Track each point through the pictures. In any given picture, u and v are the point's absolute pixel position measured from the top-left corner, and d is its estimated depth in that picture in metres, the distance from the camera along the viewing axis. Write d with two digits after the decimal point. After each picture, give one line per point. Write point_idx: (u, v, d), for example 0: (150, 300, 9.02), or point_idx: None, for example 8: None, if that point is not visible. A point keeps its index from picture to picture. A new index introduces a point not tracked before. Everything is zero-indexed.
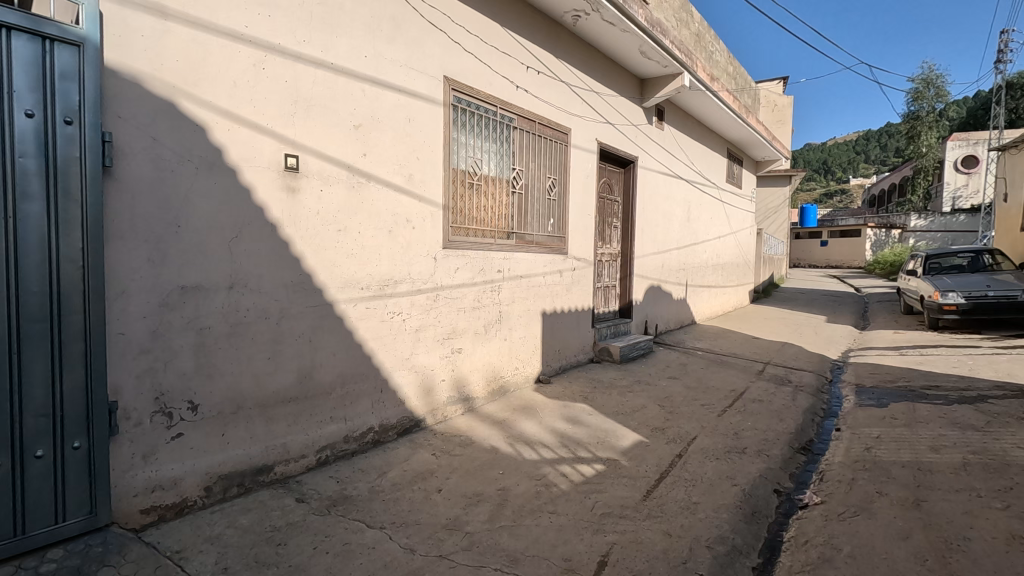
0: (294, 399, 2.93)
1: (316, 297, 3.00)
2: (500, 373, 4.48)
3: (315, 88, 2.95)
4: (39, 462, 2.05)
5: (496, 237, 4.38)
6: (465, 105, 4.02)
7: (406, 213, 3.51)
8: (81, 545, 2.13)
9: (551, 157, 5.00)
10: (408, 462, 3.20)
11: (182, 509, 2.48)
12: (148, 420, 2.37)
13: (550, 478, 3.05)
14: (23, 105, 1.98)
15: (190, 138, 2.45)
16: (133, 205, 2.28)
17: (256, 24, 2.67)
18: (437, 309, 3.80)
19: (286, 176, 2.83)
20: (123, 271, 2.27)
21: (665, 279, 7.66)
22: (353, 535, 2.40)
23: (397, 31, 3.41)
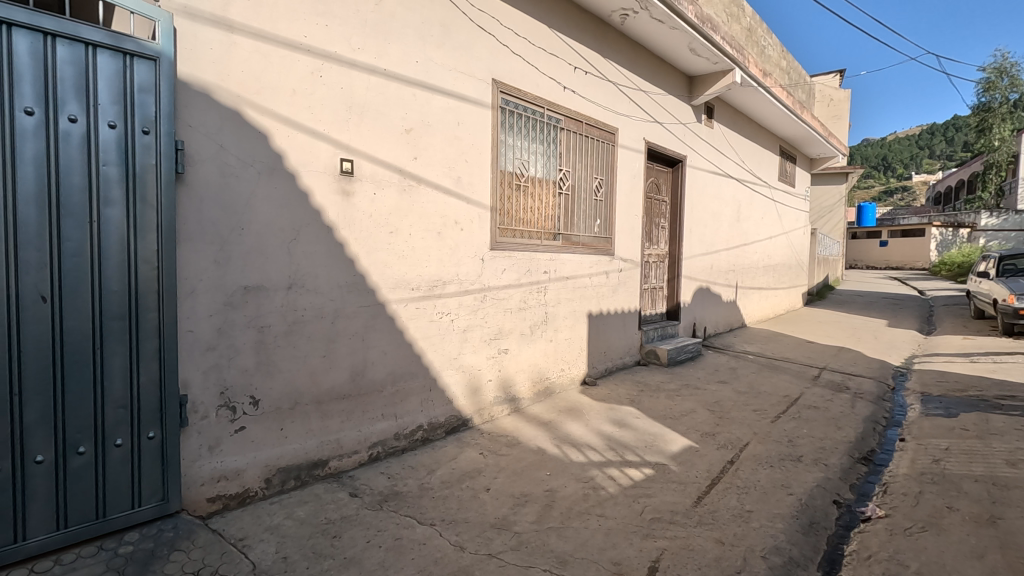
0: (348, 396, 3.02)
1: (369, 297, 3.09)
2: (546, 374, 4.48)
3: (368, 94, 3.03)
4: (118, 450, 2.19)
5: (543, 238, 4.39)
6: (513, 107, 4.04)
7: (455, 215, 3.57)
8: (155, 529, 2.27)
9: (598, 158, 4.97)
10: (456, 460, 3.25)
11: (244, 499, 2.60)
12: (214, 413, 2.49)
13: (597, 481, 3.03)
14: (106, 117, 2.13)
15: (254, 145, 2.56)
16: (202, 209, 2.41)
17: (314, 34, 2.77)
18: (484, 310, 3.83)
19: (341, 180, 2.92)
20: (192, 272, 2.40)
21: (714, 280, 7.47)
22: (404, 530, 2.46)
23: (447, 36, 3.46)
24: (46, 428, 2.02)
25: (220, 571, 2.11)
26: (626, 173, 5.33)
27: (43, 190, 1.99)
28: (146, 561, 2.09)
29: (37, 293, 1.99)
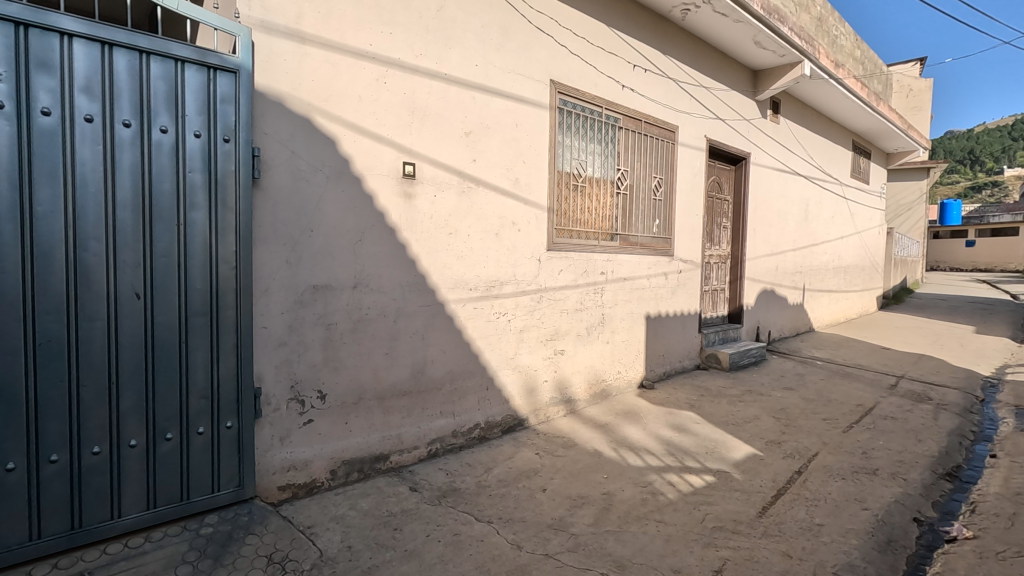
0: (408, 392, 3.11)
1: (428, 297, 3.16)
2: (602, 376, 4.43)
3: (430, 98, 3.11)
4: (200, 438, 2.35)
5: (600, 239, 4.34)
6: (571, 107, 4.03)
7: (512, 216, 3.60)
8: (231, 513, 2.41)
9: (657, 157, 4.87)
10: (513, 459, 3.27)
11: (311, 488, 2.72)
12: (285, 406, 2.62)
13: (656, 486, 2.97)
14: (192, 127, 2.28)
15: (323, 150, 2.68)
16: (276, 212, 2.55)
17: (380, 42, 2.87)
18: (540, 310, 3.84)
19: (404, 183, 3.01)
20: (266, 272, 2.53)
21: (779, 282, 7.16)
22: (463, 526, 2.50)
23: (506, 39, 3.49)
24: (139, 415, 2.19)
25: (290, 555, 2.22)
26: (686, 172, 5.20)
27: (138, 196, 2.16)
28: (224, 542, 2.23)
29: (132, 291, 2.16)
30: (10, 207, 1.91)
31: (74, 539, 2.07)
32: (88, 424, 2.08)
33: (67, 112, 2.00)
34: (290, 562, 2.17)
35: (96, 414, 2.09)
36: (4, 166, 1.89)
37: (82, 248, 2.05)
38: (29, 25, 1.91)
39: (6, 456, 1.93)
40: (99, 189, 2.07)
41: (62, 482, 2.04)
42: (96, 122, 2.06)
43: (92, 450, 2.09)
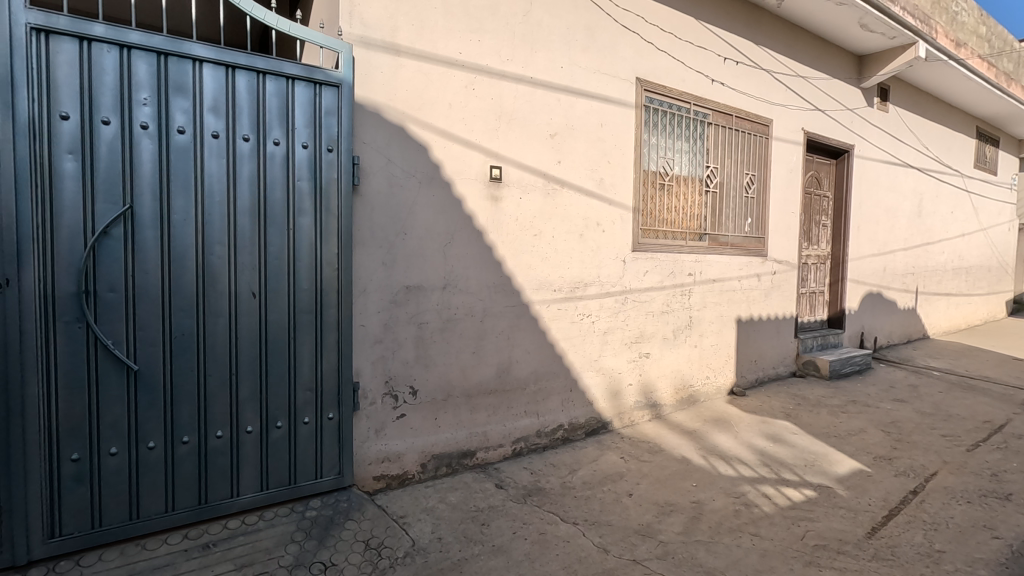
0: (494, 391, 3.17)
1: (514, 298, 3.21)
2: (690, 381, 4.28)
3: (516, 102, 3.16)
4: (306, 426, 2.53)
5: (688, 239, 4.20)
6: (658, 105, 3.93)
7: (597, 217, 3.57)
8: (333, 499, 2.58)
9: (749, 153, 4.64)
10: (597, 462, 3.24)
11: (403, 480, 2.85)
12: (380, 400, 2.76)
13: (750, 498, 2.83)
14: (300, 139, 2.46)
15: (415, 156, 2.80)
16: (373, 217, 2.69)
17: (468, 49, 2.96)
18: (625, 312, 3.78)
19: (491, 186, 3.08)
20: (365, 273, 2.68)
21: (887, 285, 6.57)
22: (549, 526, 2.51)
23: (592, 39, 3.48)
24: (254, 404, 2.40)
25: (386, 542, 2.33)
26: (781, 167, 4.92)
27: (255, 204, 2.36)
28: (327, 525, 2.39)
29: (249, 291, 2.37)
30: (152, 215, 2.15)
31: (201, 512, 2.29)
32: (212, 410, 2.31)
33: (198, 129, 2.23)
34: (385, 549, 2.28)
35: (219, 401, 2.32)
36: (148, 179, 2.14)
37: (208, 252, 2.27)
38: (168, 53, 2.15)
39: (148, 435, 2.18)
40: (223, 198, 2.29)
41: (191, 462, 2.27)
42: (221, 138, 2.29)
43: (216, 434, 2.32)
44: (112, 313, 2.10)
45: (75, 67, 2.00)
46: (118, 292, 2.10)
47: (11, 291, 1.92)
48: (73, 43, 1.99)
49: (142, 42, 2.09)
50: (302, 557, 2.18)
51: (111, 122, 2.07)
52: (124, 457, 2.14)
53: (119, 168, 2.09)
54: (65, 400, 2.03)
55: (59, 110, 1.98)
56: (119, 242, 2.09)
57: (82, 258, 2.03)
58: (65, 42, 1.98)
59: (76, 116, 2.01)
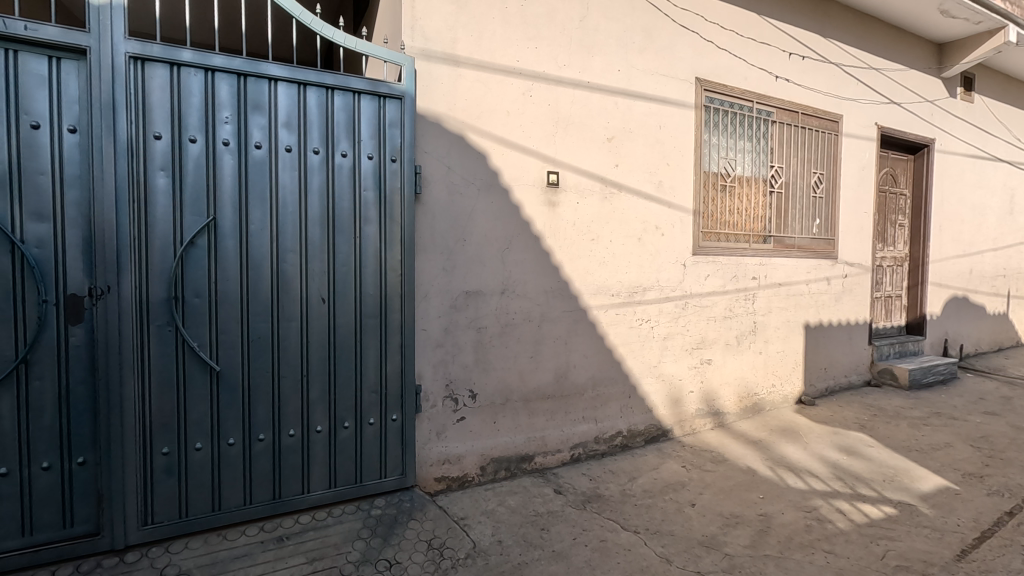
0: (552, 396, 3.17)
1: (572, 303, 3.21)
2: (754, 389, 4.12)
3: (573, 107, 3.16)
4: (371, 427, 2.62)
5: (751, 241, 4.06)
6: (718, 105, 3.83)
7: (656, 220, 3.51)
8: (396, 499, 2.65)
9: (817, 151, 4.44)
10: (657, 470, 3.17)
11: (463, 482, 2.90)
12: (440, 402, 2.83)
13: (822, 513, 2.69)
14: (366, 150, 2.56)
15: (475, 164, 2.86)
16: (434, 224, 2.77)
17: (526, 57, 2.99)
18: (686, 317, 3.70)
19: (548, 191, 3.10)
20: (426, 279, 2.75)
21: (974, 288, 6.10)
22: (609, 534, 2.49)
23: (649, 40, 3.44)
24: (324, 404, 2.51)
25: (447, 543, 2.37)
26: (853, 165, 4.67)
27: (324, 213, 2.48)
28: (392, 524, 2.46)
29: (319, 296, 2.48)
30: (232, 226, 2.30)
31: (276, 507, 2.42)
32: (286, 410, 2.43)
33: (273, 144, 2.37)
34: (447, 550, 2.33)
35: (292, 401, 2.44)
36: (228, 192, 2.29)
37: (282, 259, 2.40)
38: (247, 74, 2.30)
39: (228, 432, 2.32)
40: (296, 209, 2.42)
41: (266, 458, 2.40)
42: (294, 151, 2.42)
43: (288, 433, 2.44)
44: (197, 317, 2.26)
45: (166, 90, 2.17)
46: (203, 298, 2.26)
47: (112, 297, 2.10)
48: (164, 68, 2.16)
49: (224, 64, 2.25)
50: (368, 553, 2.26)
51: (197, 140, 2.23)
52: (207, 452, 2.29)
53: (203, 183, 2.25)
54: (157, 398, 2.20)
55: (152, 130, 2.16)
56: (204, 251, 2.25)
57: (172, 267, 2.19)
58: (158, 68, 2.15)
59: (167, 136, 2.18)
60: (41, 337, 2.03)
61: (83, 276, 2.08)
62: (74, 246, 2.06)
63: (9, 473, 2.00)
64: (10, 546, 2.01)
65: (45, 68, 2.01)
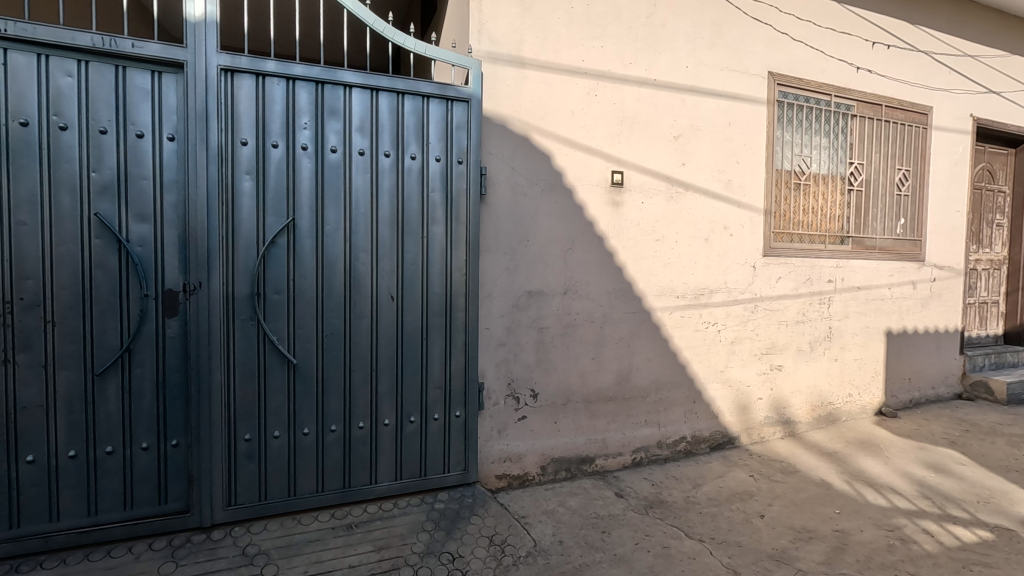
0: (614, 398, 3.14)
1: (635, 304, 3.16)
2: (829, 398, 3.91)
3: (639, 105, 3.12)
4: (435, 422, 2.69)
5: (827, 242, 3.85)
6: (793, 99, 3.66)
7: (724, 220, 3.40)
8: (459, 494, 2.71)
9: (902, 145, 4.15)
10: (723, 478, 3.07)
11: (524, 481, 2.92)
12: (502, 401, 2.86)
13: (907, 532, 2.52)
14: (433, 153, 2.63)
15: (539, 165, 2.87)
16: (498, 224, 2.80)
17: (591, 56, 2.98)
18: (755, 321, 3.56)
19: (612, 191, 3.06)
20: (490, 279, 2.79)
21: None
22: (673, 540, 2.43)
23: (719, 35, 3.33)
24: (391, 398, 2.60)
25: (509, 540, 2.39)
26: (943, 161, 4.34)
27: (394, 214, 2.57)
28: (454, 518, 2.51)
29: (389, 294, 2.57)
30: (309, 226, 2.42)
31: (345, 496, 2.53)
32: (356, 403, 2.54)
33: (347, 148, 2.48)
34: (509, 547, 2.35)
35: (362, 395, 2.55)
36: (306, 194, 2.42)
37: (354, 258, 2.51)
38: (324, 82, 2.42)
39: (304, 422, 2.45)
40: (367, 210, 2.52)
41: (337, 448, 2.51)
42: (366, 155, 2.51)
43: (358, 425, 2.54)
44: (277, 312, 2.39)
45: (252, 99, 2.32)
46: (282, 294, 2.39)
47: (203, 292, 2.26)
48: (251, 79, 2.31)
49: (304, 73, 2.37)
50: (432, 546, 2.31)
51: (279, 145, 2.37)
52: (285, 440, 2.42)
53: (284, 186, 2.38)
54: (241, 387, 2.35)
55: (240, 137, 2.31)
56: (284, 251, 2.38)
57: (255, 265, 2.34)
58: (245, 78, 2.30)
59: (252, 142, 2.33)
60: (141, 328, 2.21)
61: (178, 273, 2.25)
62: (172, 245, 2.24)
63: (114, 451, 2.20)
64: (114, 518, 2.20)
65: (148, 82, 2.19)
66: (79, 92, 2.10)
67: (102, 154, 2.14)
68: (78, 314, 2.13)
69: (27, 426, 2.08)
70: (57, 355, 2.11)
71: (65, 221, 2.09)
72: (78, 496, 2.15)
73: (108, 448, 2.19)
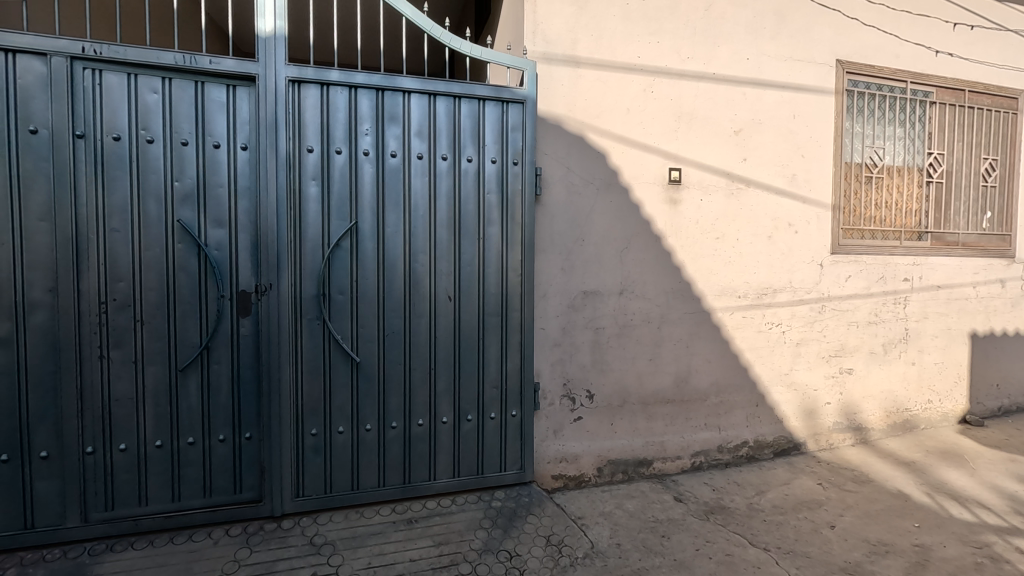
0: (672, 400, 3.07)
1: (694, 304, 3.08)
2: (905, 405, 3.68)
3: (697, 100, 3.04)
4: (492, 421, 2.72)
5: (903, 238, 3.63)
6: (863, 88, 3.47)
7: (788, 216, 3.26)
8: (515, 492, 2.73)
9: (988, 133, 3.86)
10: (789, 486, 2.95)
11: (580, 482, 2.90)
12: (558, 401, 2.86)
13: (997, 550, 2.33)
14: (489, 154, 2.66)
15: (595, 165, 2.85)
16: (554, 224, 2.80)
17: (647, 52, 2.93)
18: (822, 322, 3.39)
19: (670, 189, 3.00)
20: (545, 279, 2.80)
21: None
22: (736, 548, 2.36)
23: (782, 24, 3.20)
24: (449, 397, 2.65)
25: (566, 541, 2.39)
26: None
27: (451, 216, 2.62)
28: (511, 517, 2.53)
29: (446, 294, 2.62)
30: (371, 229, 2.51)
31: (405, 491, 2.60)
32: (415, 400, 2.60)
33: (406, 153, 2.55)
34: (566, 547, 2.34)
35: (421, 393, 2.61)
36: (368, 198, 2.50)
37: (413, 260, 2.57)
38: (384, 89, 2.49)
39: (366, 418, 2.54)
40: (425, 212, 2.58)
41: (398, 445, 2.59)
42: (424, 158, 2.57)
43: (418, 422, 2.61)
44: (341, 312, 2.49)
45: (317, 109, 2.42)
46: (346, 295, 2.49)
47: (273, 293, 2.38)
48: (316, 88, 2.41)
49: (365, 81, 2.46)
50: (490, 543, 2.34)
51: (342, 152, 2.46)
52: (348, 435, 2.52)
53: (347, 190, 2.47)
54: (308, 384, 2.46)
55: (306, 145, 2.41)
56: (347, 253, 2.48)
57: (321, 266, 2.44)
58: (311, 88, 2.40)
59: (317, 149, 2.43)
60: (218, 327, 2.35)
61: (251, 275, 2.38)
62: (246, 249, 2.37)
63: (194, 442, 2.35)
64: (195, 504, 2.35)
65: (224, 95, 2.33)
66: (163, 107, 2.26)
67: (183, 164, 2.29)
68: (164, 313, 2.29)
69: (119, 416, 2.25)
70: (145, 351, 2.27)
71: (152, 227, 2.26)
72: (163, 482, 2.31)
73: (189, 439, 2.34)
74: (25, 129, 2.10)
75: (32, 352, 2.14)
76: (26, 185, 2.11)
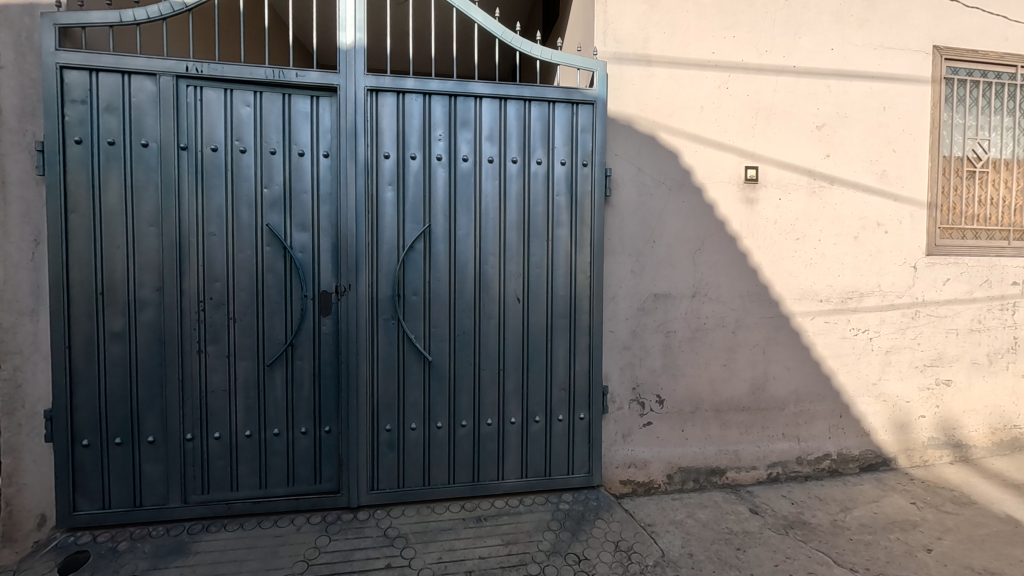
0: (747, 408, 2.95)
1: (771, 308, 2.95)
2: (1013, 422, 3.35)
3: (776, 95, 2.91)
4: (560, 424, 2.72)
5: (1011, 238, 3.31)
6: (964, 75, 3.20)
7: (877, 215, 3.06)
8: (583, 496, 2.71)
9: None
10: (878, 503, 2.76)
11: (649, 488, 2.83)
12: (627, 405, 2.81)
13: None
14: (559, 156, 2.67)
15: (666, 164, 2.79)
16: (623, 226, 2.77)
17: (722, 47, 2.83)
18: (916, 329, 3.15)
19: (746, 188, 2.89)
20: (615, 281, 2.77)
21: None
22: (820, 566, 2.23)
23: (872, 11, 3.01)
24: (517, 397, 2.68)
25: (635, 548, 2.34)
26: None
27: (520, 218, 2.64)
28: (579, 520, 2.52)
29: (515, 296, 2.65)
30: (443, 232, 2.57)
31: (474, 489, 2.65)
32: (484, 400, 2.64)
33: (477, 156, 2.59)
34: (635, 554, 2.29)
35: (490, 393, 2.65)
36: (441, 201, 2.57)
37: (483, 261, 2.62)
38: (456, 95, 2.55)
39: (437, 416, 2.60)
40: (496, 215, 2.62)
41: (467, 443, 2.64)
42: (495, 162, 2.61)
43: (486, 421, 2.65)
44: (414, 312, 2.56)
45: (394, 116, 2.52)
46: (419, 295, 2.56)
47: (351, 294, 2.49)
48: (392, 97, 2.51)
49: (439, 87, 2.53)
50: (558, 545, 2.33)
51: (417, 157, 2.54)
52: (420, 431, 2.59)
53: (421, 195, 2.55)
54: (383, 381, 2.55)
55: (383, 151, 2.51)
56: (420, 255, 2.55)
57: (396, 268, 2.53)
58: (388, 97, 2.50)
59: (393, 155, 2.52)
60: (302, 326, 2.49)
61: (331, 276, 2.50)
62: (327, 251, 2.49)
63: (280, 433, 2.50)
64: (280, 492, 2.50)
65: (308, 106, 2.47)
66: (255, 119, 2.42)
67: (272, 172, 2.44)
68: (254, 312, 2.45)
69: (214, 406, 2.43)
70: (237, 347, 2.44)
71: (244, 231, 2.42)
72: (252, 470, 2.47)
73: (275, 430, 2.49)
74: (138, 143, 2.31)
75: (141, 346, 2.35)
76: (138, 195, 2.32)
